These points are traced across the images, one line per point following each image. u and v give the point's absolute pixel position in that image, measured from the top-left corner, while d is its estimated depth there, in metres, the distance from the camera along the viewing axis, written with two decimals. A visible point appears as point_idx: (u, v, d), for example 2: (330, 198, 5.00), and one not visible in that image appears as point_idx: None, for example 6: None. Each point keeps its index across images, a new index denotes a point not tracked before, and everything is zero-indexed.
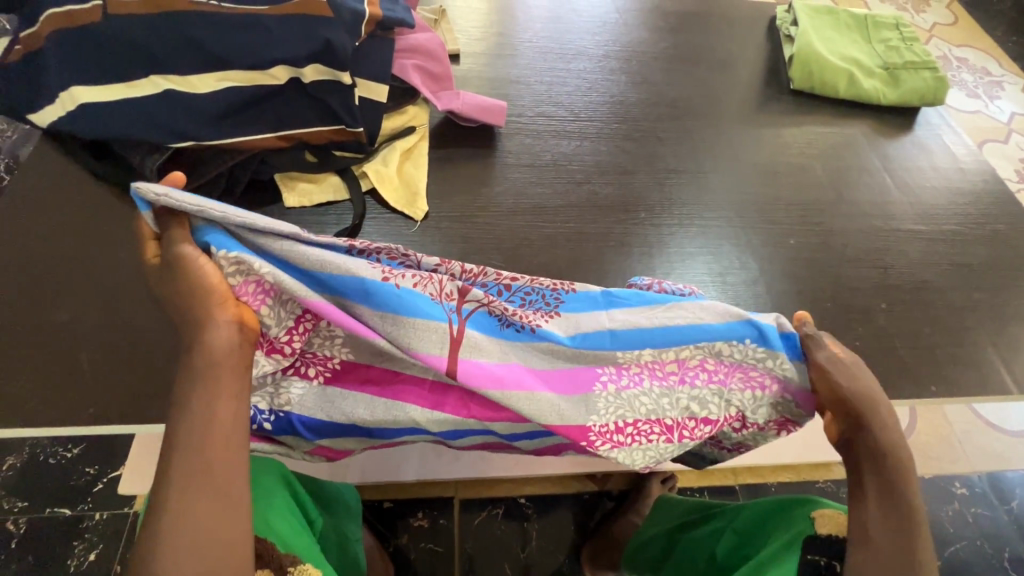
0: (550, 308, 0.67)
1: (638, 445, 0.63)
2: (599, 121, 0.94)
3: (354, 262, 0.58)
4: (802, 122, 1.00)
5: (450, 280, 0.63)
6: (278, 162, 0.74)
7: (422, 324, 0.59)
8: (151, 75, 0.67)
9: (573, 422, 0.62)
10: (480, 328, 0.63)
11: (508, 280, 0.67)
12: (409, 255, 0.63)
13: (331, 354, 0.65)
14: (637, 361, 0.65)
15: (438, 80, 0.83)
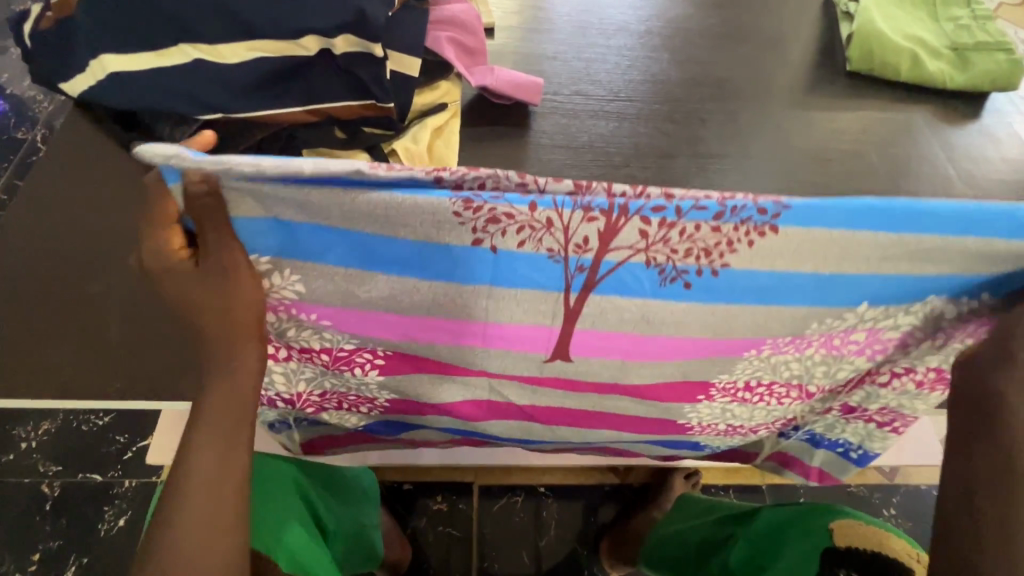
0: (763, 219, 0.47)
1: (759, 404, 0.67)
2: (639, 101, 0.89)
3: (437, 213, 0.46)
4: (858, 107, 0.94)
5: (581, 219, 0.48)
6: (307, 137, 0.71)
7: (530, 296, 0.53)
8: (180, 44, 0.65)
9: (695, 381, 0.62)
10: (612, 284, 0.51)
11: (692, 194, 0.47)
12: (525, 180, 0.47)
13: (375, 395, 0.67)
14: (821, 331, 0.57)
15: (472, 54, 0.80)
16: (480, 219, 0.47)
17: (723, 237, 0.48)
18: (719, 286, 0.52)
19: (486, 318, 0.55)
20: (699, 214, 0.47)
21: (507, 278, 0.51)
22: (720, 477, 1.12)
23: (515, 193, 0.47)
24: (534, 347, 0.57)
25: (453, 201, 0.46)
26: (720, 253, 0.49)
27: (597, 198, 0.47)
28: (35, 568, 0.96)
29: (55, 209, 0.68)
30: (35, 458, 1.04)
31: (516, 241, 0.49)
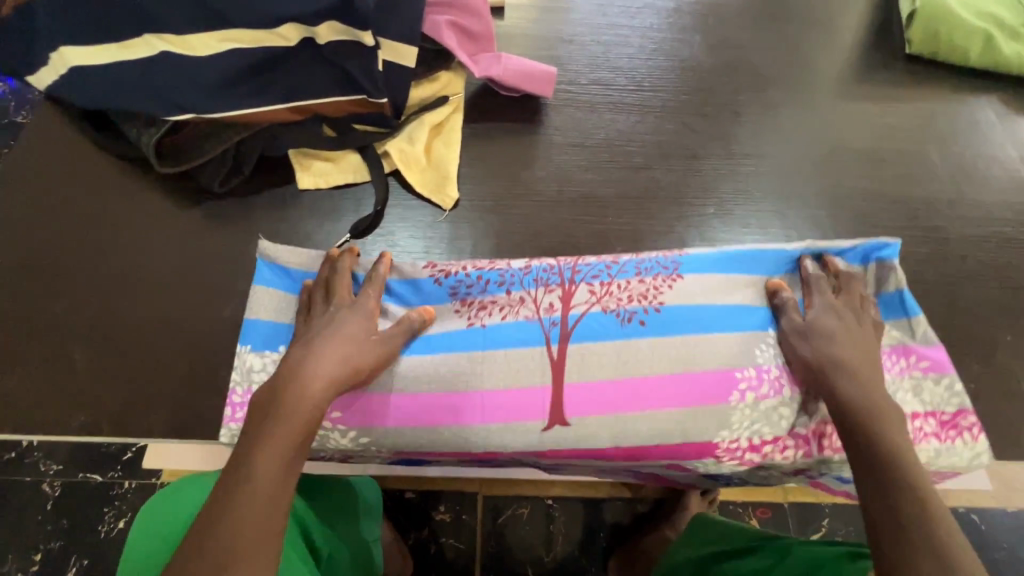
0: (669, 271, 0.64)
1: (775, 461, 0.60)
2: (665, 91, 0.80)
3: (437, 305, 0.63)
4: (918, 97, 0.82)
5: (545, 291, 0.63)
6: (289, 138, 0.65)
7: (519, 353, 0.61)
8: (145, 35, 0.58)
9: (700, 440, 0.59)
10: (584, 331, 0.61)
11: (612, 257, 0.65)
12: (496, 264, 0.65)
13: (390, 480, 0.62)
14: (772, 363, 0.61)
15: (477, 40, 0.71)
16: (472, 309, 0.63)
17: (651, 283, 0.63)
18: (673, 323, 0.61)
19: (487, 381, 0.60)
20: (624, 276, 0.64)
21: (496, 339, 0.61)
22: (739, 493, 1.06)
23: (495, 288, 0.64)
24: (527, 415, 0.59)
25: (453, 300, 0.63)
26: (653, 294, 0.62)
27: (551, 275, 0.64)
28: (37, 567, 0.96)
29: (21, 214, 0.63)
30: (35, 456, 1.02)
31: (499, 317, 0.63)
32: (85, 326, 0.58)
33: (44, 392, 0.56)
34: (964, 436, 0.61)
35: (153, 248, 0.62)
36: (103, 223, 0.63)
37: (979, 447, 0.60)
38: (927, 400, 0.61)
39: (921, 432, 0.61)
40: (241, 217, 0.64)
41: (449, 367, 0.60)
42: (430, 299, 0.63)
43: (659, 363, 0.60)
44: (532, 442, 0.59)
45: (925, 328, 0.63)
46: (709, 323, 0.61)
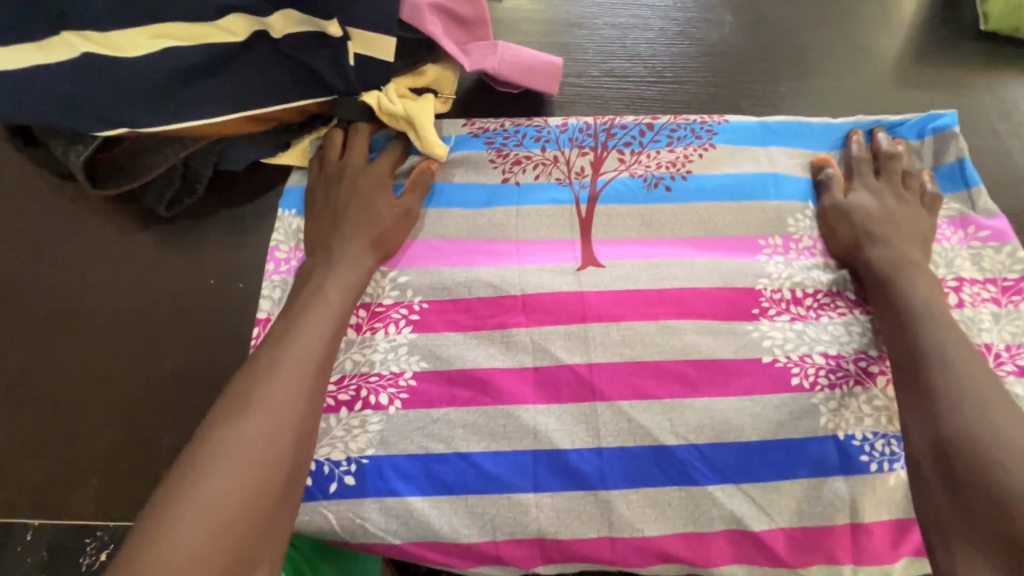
0: (702, 141, 0.61)
1: (824, 319, 0.54)
2: (690, 81, 0.68)
3: (471, 155, 0.61)
4: (995, 84, 0.69)
5: (577, 151, 0.60)
6: (247, 149, 0.56)
7: (548, 210, 0.59)
8: (62, 32, 0.46)
9: (738, 287, 0.55)
10: (613, 195, 0.59)
11: (649, 119, 0.62)
12: (533, 120, 0.62)
13: (401, 368, 0.54)
14: (807, 232, 0.58)
15: (468, 27, 0.60)
16: (507, 163, 0.60)
17: (682, 152, 0.61)
18: (700, 189, 0.59)
19: (516, 232, 0.58)
20: (657, 144, 0.61)
21: (529, 196, 0.59)
22: None
23: (530, 142, 0.61)
24: (563, 255, 0.57)
25: (490, 151, 0.61)
26: (684, 161, 0.60)
27: (586, 137, 0.61)
28: None
29: None
30: None
31: (533, 176, 0.60)
32: None
33: None
34: None
35: (95, 285, 0.53)
36: (38, 256, 0.54)
37: None
38: (986, 268, 0.57)
39: (980, 297, 0.56)
40: (196, 246, 0.55)
41: (483, 219, 0.59)
42: (466, 149, 0.61)
43: (688, 221, 0.59)
44: (571, 281, 0.56)
45: (987, 200, 0.60)
46: (736, 182, 0.59)
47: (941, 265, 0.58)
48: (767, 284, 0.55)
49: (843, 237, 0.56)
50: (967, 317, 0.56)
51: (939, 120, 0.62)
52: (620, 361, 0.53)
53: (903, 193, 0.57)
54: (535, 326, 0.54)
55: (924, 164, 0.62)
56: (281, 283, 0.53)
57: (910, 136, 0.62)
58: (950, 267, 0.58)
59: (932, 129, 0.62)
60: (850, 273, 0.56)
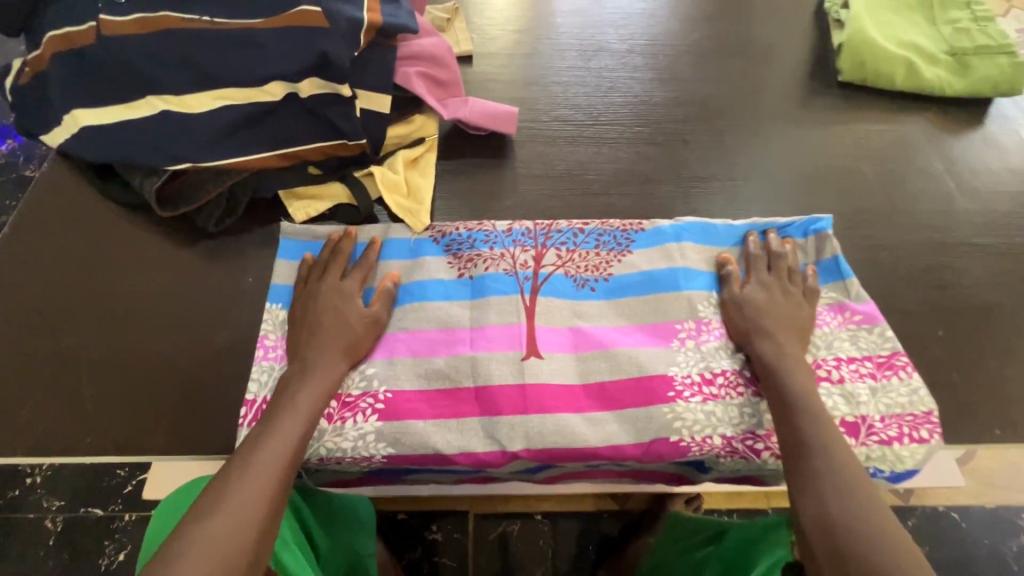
0: (621, 246, 0.73)
1: (727, 399, 0.64)
2: (620, 124, 0.88)
3: (428, 261, 0.70)
4: (851, 120, 0.90)
5: (522, 250, 0.72)
6: (278, 179, 0.72)
7: (497, 300, 0.68)
8: (148, 96, 0.66)
9: (656, 373, 0.65)
10: (551, 288, 0.70)
11: (580, 224, 0.74)
12: (483, 224, 0.73)
13: (370, 454, 0.61)
14: (713, 318, 0.68)
15: (446, 87, 0.78)
16: (461, 263, 0.71)
17: (605, 257, 0.72)
18: (621, 288, 0.71)
19: (471, 323, 0.67)
20: (587, 245, 0.73)
21: (481, 289, 0.69)
22: (723, 501, 1.09)
23: (481, 241, 0.72)
24: (508, 346, 0.65)
25: (448, 255, 0.71)
26: (605, 265, 0.72)
27: (527, 238, 0.73)
28: None
29: (31, 257, 0.69)
30: (38, 493, 1.06)
31: (484, 268, 0.70)
32: (89, 357, 0.63)
33: (49, 419, 0.60)
34: (901, 374, 0.65)
35: (153, 284, 0.68)
36: (109, 262, 0.69)
37: (916, 383, 0.64)
38: (864, 347, 0.66)
39: (856, 373, 0.65)
40: (233, 254, 0.71)
41: (437, 313, 0.67)
42: (427, 254, 0.71)
43: (607, 316, 0.69)
44: (515, 370, 0.64)
45: (859, 288, 0.69)
46: (653, 280, 0.70)
47: (822, 347, 0.66)
48: (679, 369, 0.65)
49: (735, 323, 0.66)
50: (846, 390, 0.64)
51: (817, 223, 0.72)
52: (551, 448, 0.61)
53: (789, 286, 0.68)
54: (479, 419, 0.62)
55: (808, 259, 0.72)
56: (269, 368, 0.62)
57: (796, 236, 0.73)
58: (830, 348, 0.66)
59: (812, 231, 0.72)
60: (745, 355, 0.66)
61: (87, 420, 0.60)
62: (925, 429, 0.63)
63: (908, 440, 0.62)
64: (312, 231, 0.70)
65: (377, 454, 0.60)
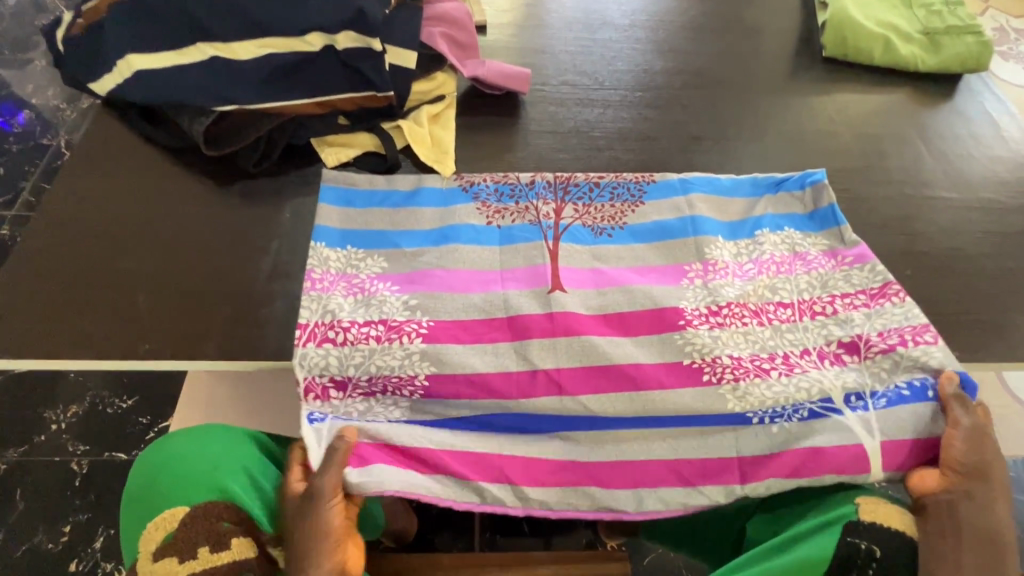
0: (634, 198, 0.79)
1: (735, 328, 0.69)
2: (624, 89, 0.95)
3: (463, 211, 0.76)
4: (833, 91, 0.98)
5: (544, 204, 0.78)
6: (311, 126, 0.78)
7: (525, 246, 0.74)
8: (198, 43, 0.72)
9: (671, 306, 0.69)
10: (571, 235, 0.75)
11: (596, 179, 0.81)
12: (508, 176, 0.79)
13: (415, 372, 0.64)
14: (722, 260, 0.74)
15: (465, 49, 0.85)
16: (490, 211, 0.76)
17: (620, 208, 0.78)
18: (637, 235, 0.76)
19: (501, 265, 0.72)
20: (602, 199, 0.79)
21: (510, 237, 0.75)
22: None
23: (507, 194, 0.78)
24: (535, 283, 0.71)
25: (477, 203, 0.77)
26: (620, 215, 0.77)
27: (548, 193, 0.79)
28: (67, 537, 1.04)
29: (83, 191, 0.75)
30: (63, 437, 1.12)
31: (510, 220, 0.76)
32: (142, 278, 0.70)
33: (109, 329, 0.66)
34: (893, 300, 0.70)
35: (197, 216, 0.74)
36: (157, 197, 0.75)
37: (909, 306, 0.69)
38: (856, 283, 0.72)
39: (849, 304, 0.71)
40: (269, 191, 0.77)
41: (467, 253, 0.73)
42: (458, 202, 0.77)
43: (624, 258, 0.74)
44: (542, 303, 0.69)
45: (851, 235, 0.76)
46: (666, 228, 0.76)
47: (818, 286, 0.72)
48: (696, 303, 0.70)
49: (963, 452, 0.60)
50: (839, 318, 0.70)
51: (813, 175, 0.79)
52: (578, 366, 0.65)
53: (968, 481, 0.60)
54: (509, 342, 0.67)
55: (806, 208, 0.79)
56: (318, 298, 0.67)
57: (794, 188, 0.80)
58: (824, 288, 0.72)
59: (809, 183, 0.79)
60: (748, 291, 0.72)
61: (143, 330, 0.66)
62: (926, 339, 0.66)
63: (909, 345, 0.66)
64: (350, 178, 0.76)
65: (421, 373, 0.64)
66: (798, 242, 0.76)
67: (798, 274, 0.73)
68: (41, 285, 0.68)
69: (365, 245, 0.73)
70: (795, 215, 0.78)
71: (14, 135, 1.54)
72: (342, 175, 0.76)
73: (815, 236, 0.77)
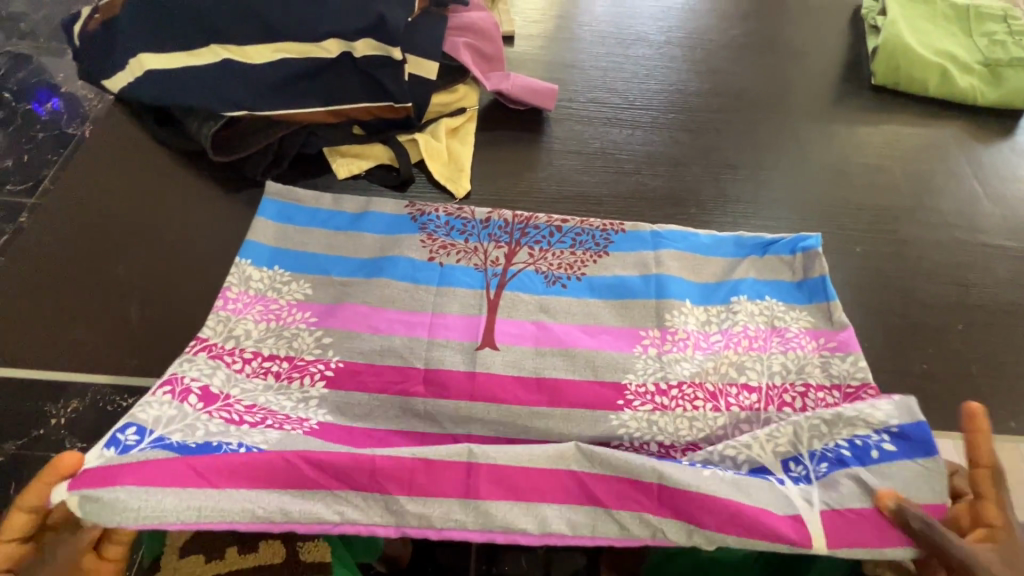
0: (599, 247, 0.72)
1: (681, 411, 0.61)
2: (654, 110, 0.90)
3: (401, 247, 0.70)
4: (881, 122, 0.91)
5: (496, 246, 0.71)
6: (325, 135, 0.75)
7: (464, 292, 0.68)
8: (212, 45, 0.69)
9: (606, 381, 0.63)
10: (520, 283, 0.69)
11: (559, 222, 0.73)
12: (463, 210, 0.73)
13: (308, 415, 0.58)
14: (683, 328, 0.66)
15: (489, 61, 0.81)
16: (435, 245, 0.70)
17: (581, 257, 0.71)
18: (594, 288, 0.69)
19: (433, 310, 0.66)
20: (562, 245, 0.72)
21: (448, 278, 0.68)
22: None
23: (456, 233, 0.71)
24: (467, 335, 0.65)
25: (423, 234, 0.71)
26: (579, 265, 0.70)
27: (503, 234, 0.72)
28: None
29: (85, 190, 0.73)
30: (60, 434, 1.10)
31: (455, 259, 0.70)
32: (137, 286, 0.67)
33: (99, 339, 0.64)
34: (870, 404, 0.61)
35: (198, 223, 0.71)
36: (159, 202, 0.72)
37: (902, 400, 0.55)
38: (833, 374, 0.63)
39: (822, 402, 0.61)
40: None
41: (392, 292, 0.67)
42: (401, 232, 0.71)
43: (574, 308, 0.68)
44: (468, 361, 0.63)
45: (841, 314, 0.67)
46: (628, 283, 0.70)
47: (792, 370, 0.64)
48: (632, 380, 0.63)
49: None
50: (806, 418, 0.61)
51: (806, 241, 0.72)
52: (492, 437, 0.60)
53: None
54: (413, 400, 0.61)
55: (795, 276, 0.71)
56: (227, 319, 0.63)
57: (783, 252, 0.72)
58: (799, 372, 0.64)
59: (801, 248, 0.72)
60: (698, 364, 0.64)
61: (132, 344, 0.63)
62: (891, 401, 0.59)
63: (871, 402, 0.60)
64: (291, 191, 0.72)
65: (311, 418, 0.58)
66: (779, 314, 0.68)
67: (772, 353, 0.65)
68: (33, 289, 0.66)
69: (291, 270, 0.68)
70: (781, 282, 0.71)
71: (41, 123, 1.54)
72: (281, 188, 0.72)
73: (800, 309, 0.68)
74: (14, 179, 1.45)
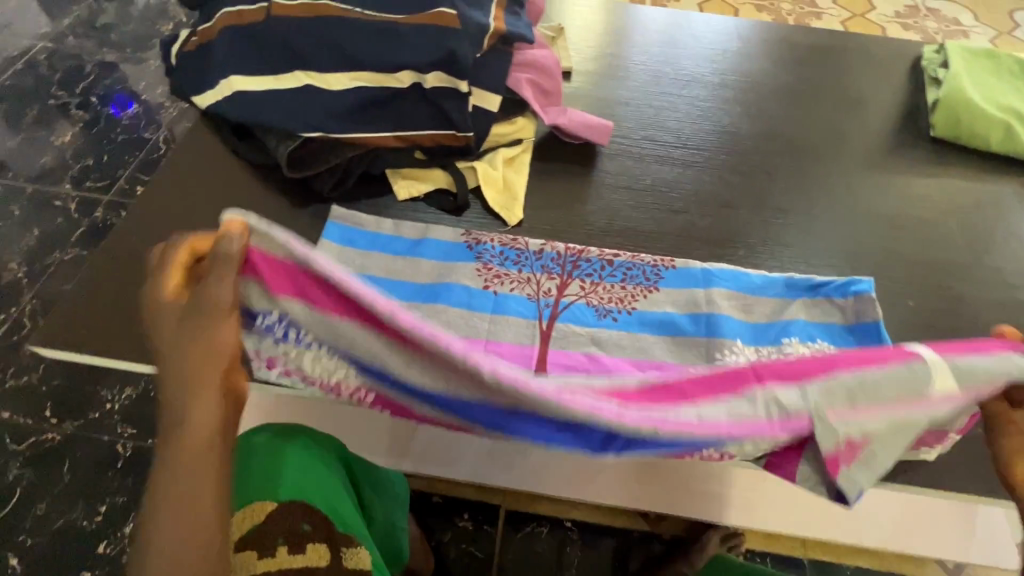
0: (650, 283, 0.74)
1: None
2: (706, 150, 0.91)
3: (459, 274, 0.73)
4: (940, 175, 0.90)
5: (548, 278, 0.74)
6: (391, 158, 0.79)
7: (516, 320, 0.70)
8: (296, 71, 0.75)
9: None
10: (570, 315, 0.70)
11: (610, 257, 0.76)
12: (517, 241, 0.76)
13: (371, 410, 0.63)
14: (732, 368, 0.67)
15: (549, 96, 0.85)
16: (489, 274, 0.73)
17: (631, 292, 0.73)
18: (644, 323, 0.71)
19: (487, 335, 0.69)
20: (612, 279, 0.74)
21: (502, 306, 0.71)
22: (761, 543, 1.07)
23: (511, 263, 0.75)
24: (519, 361, 0.67)
25: (478, 263, 0.74)
26: (630, 299, 0.72)
27: (555, 265, 0.75)
28: (101, 518, 1.09)
29: (170, 196, 0.79)
30: (115, 418, 1.17)
31: (509, 288, 0.72)
32: None
33: None
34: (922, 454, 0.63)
35: None
36: (235, 211, 0.78)
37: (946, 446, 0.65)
38: None
39: None
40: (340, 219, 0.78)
41: (449, 314, 0.70)
42: (458, 259, 0.74)
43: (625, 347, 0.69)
44: None
45: None
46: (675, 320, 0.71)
47: None
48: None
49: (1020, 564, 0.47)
50: None
51: (858, 285, 0.72)
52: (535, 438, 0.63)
53: None
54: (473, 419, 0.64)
55: (847, 320, 0.71)
56: None
57: (834, 296, 0.72)
58: None
59: (852, 292, 0.72)
60: None
61: None
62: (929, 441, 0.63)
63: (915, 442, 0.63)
64: (356, 218, 0.77)
65: None
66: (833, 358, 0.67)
67: None
68: (118, 286, 0.72)
69: None
70: (832, 325, 0.70)
71: (122, 126, 1.67)
72: (346, 214, 0.77)
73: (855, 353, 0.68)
74: (94, 176, 1.57)
